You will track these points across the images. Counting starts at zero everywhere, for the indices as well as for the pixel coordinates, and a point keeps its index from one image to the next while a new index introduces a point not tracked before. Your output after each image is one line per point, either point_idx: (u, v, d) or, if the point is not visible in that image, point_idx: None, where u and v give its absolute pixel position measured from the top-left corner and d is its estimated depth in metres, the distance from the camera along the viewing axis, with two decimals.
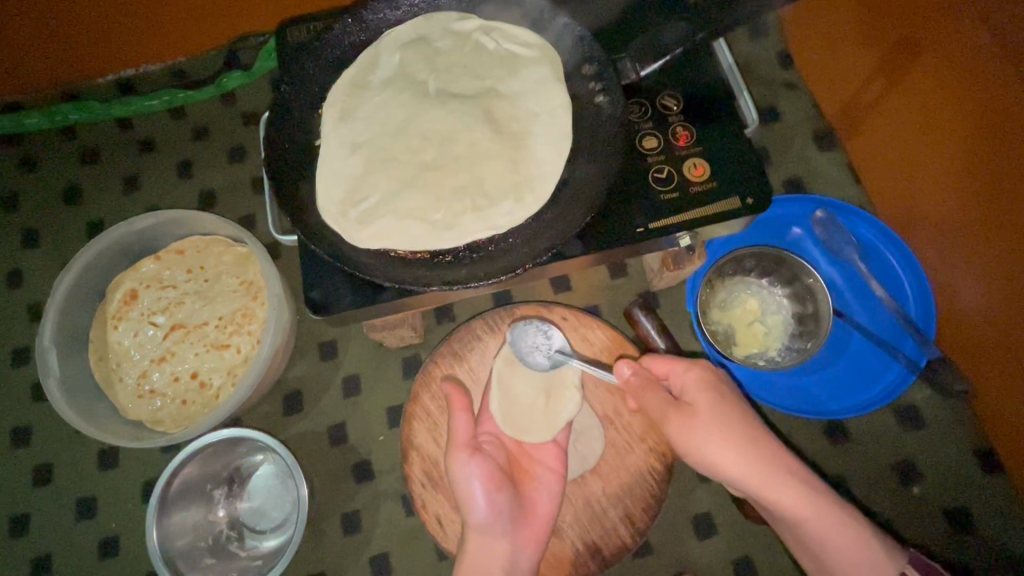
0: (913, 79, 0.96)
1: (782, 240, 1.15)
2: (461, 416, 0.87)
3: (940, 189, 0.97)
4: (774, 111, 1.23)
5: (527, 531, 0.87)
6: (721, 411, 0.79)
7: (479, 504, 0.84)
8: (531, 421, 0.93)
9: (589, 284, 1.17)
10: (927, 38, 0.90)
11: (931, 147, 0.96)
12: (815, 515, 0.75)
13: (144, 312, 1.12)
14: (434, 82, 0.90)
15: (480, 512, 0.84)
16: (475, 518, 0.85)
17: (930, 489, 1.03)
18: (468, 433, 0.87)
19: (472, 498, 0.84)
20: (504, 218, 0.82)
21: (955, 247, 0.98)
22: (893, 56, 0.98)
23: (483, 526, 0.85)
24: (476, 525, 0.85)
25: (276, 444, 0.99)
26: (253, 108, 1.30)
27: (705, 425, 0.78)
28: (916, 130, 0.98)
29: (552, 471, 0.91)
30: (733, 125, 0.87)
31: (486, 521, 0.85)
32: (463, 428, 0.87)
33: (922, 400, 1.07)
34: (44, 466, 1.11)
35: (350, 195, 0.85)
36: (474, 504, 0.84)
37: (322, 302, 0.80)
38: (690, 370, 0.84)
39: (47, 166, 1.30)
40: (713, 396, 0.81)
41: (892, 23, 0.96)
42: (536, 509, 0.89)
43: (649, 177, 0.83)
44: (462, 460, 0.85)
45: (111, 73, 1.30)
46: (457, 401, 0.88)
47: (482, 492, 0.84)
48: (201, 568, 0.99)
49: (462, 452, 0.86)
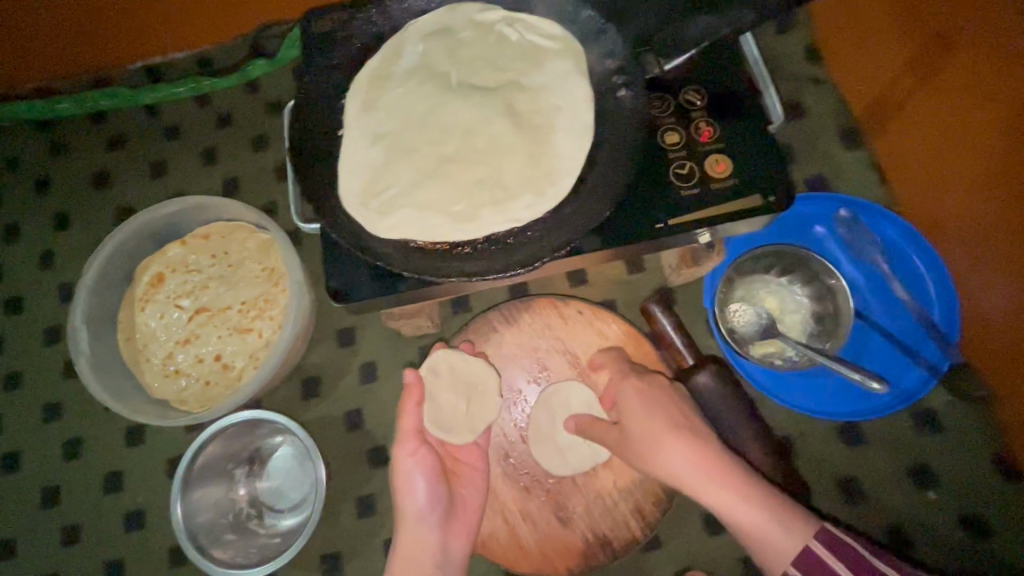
0: (945, 77, 0.93)
1: (804, 239, 1.13)
2: (414, 407, 0.85)
3: (968, 193, 0.94)
4: (800, 107, 1.21)
5: (458, 523, 0.89)
6: (644, 420, 0.84)
7: (417, 495, 0.86)
8: (450, 422, 0.90)
9: (605, 278, 1.17)
10: (961, 37, 0.87)
11: (960, 145, 0.93)
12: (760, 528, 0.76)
13: (170, 295, 1.15)
14: (457, 73, 0.90)
15: (421, 504, 0.86)
16: (406, 510, 0.87)
17: (947, 494, 1.02)
18: (417, 423, 0.85)
19: (411, 488, 0.86)
20: (524, 212, 0.82)
21: (981, 251, 0.96)
22: (925, 54, 0.95)
23: (421, 514, 0.87)
24: (403, 517, 0.87)
25: (295, 427, 1.02)
26: (276, 96, 1.32)
27: (631, 435, 0.85)
28: (947, 131, 0.96)
29: (475, 468, 0.93)
30: (757, 122, 0.86)
31: (423, 510, 0.86)
32: (409, 417, 0.85)
33: (943, 405, 1.05)
34: (75, 440, 1.16)
35: (372, 184, 0.87)
36: (414, 494, 0.86)
37: (342, 289, 0.81)
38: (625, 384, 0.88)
39: (78, 151, 1.33)
40: (640, 403, 0.86)
41: (925, 20, 0.93)
42: (467, 503, 0.91)
43: (670, 174, 0.83)
44: (406, 451, 0.86)
45: (139, 59, 1.33)
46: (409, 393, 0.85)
47: (408, 483, 0.86)
48: (222, 543, 1.02)
49: (413, 441, 0.86)
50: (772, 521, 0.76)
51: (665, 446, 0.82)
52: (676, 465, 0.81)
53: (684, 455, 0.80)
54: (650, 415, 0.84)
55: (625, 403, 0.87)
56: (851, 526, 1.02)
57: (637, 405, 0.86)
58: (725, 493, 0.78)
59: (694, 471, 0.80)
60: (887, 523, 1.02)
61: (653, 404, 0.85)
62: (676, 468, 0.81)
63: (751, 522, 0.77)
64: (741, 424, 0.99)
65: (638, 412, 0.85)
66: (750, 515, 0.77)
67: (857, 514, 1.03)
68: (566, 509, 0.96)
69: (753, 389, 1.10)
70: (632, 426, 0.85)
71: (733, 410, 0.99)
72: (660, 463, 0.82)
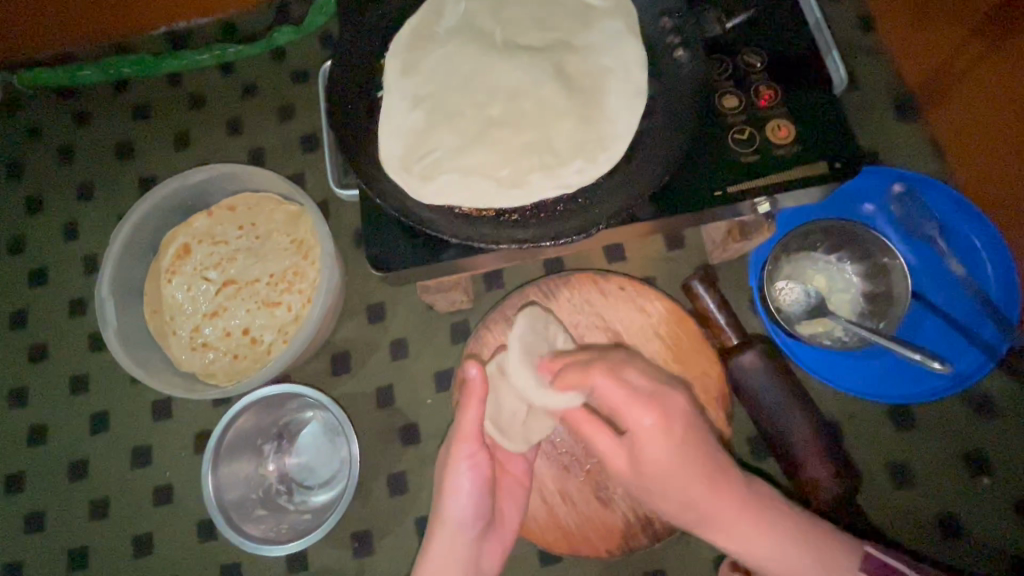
0: (1008, 49, 0.88)
1: (853, 216, 1.08)
2: (474, 406, 0.76)
3: None
4: (851, 78, 1.16)
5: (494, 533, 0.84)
6: (691, 478, 0.69)
7: (463, 501, 0.78)
8: (504, 424, 0.86)
9: (644, 255, 1.13)
10: None
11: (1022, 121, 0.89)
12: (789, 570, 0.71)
13: (197, 267, 1.12)
14: (502, 33, 0.86)
15: (465, 511, 0.78)
16: (445, 520, 0.78)
17: (1000, 481, 0.99)
18: (478, 427, 0.77)
19: (456, 495, 0.78)
20: (575, 177, 0.78)
21: None
22: (987, 23, 0.90)
23: (463, 520, 0.78)
24: (441, 528, 0.78)
25: (327, 401, 1.00)
26: (303, 64, 1.28)
27: (659, 483, 0.70)
28: (1007, 106, 0.91)
29: (516, 478, 0.88)
30: (822, 84, 0.81)
31: (466, 515, 0.78)
32: (467, 420, 0.77)
33: (997, 388, 1.02)
34: (101, 413, 1.14)
35: (413, 149, 0.83)
36: (460, 496, 0.78)
37: (382, 257, 0.77)
38: (645, 416, 0.70)
39: (100, 120, 1.30)
40: (675, 452, 0.69)
41: None
42: (504, 516, 0.86)
43: (728, 139, 0.78)
44: (458, 454, 0.78)
45: (163, 26, 1.29)
46: (472, 395, 0.76)
47: (450, 491, 0.78)
48: (253, 519, 1.00)
49: (466, 445, 0.77)
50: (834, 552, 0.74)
51: (713, 500, 0.70)
52: (741, 529, 0.70)
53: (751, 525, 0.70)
54: (693, 467, 0.69)
55: (651, 449, 0.70)
56: (900, 512, 0.99)
57: (669, 456, 0.69)
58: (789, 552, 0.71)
59: (761, 539, 0.70)
60: (938, 510, 0.99)
61: (694, 457, 0.69)
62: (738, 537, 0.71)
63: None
64: (789, 403, 0.94)
65: (674, 465, 0.69)
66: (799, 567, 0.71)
67: (905, 500, 1.00)
68: (607, 489, 0.91)
69: (798, 370, 1.06)
70: (661, 477, 0.69)
71: (779, 388, 0.95)
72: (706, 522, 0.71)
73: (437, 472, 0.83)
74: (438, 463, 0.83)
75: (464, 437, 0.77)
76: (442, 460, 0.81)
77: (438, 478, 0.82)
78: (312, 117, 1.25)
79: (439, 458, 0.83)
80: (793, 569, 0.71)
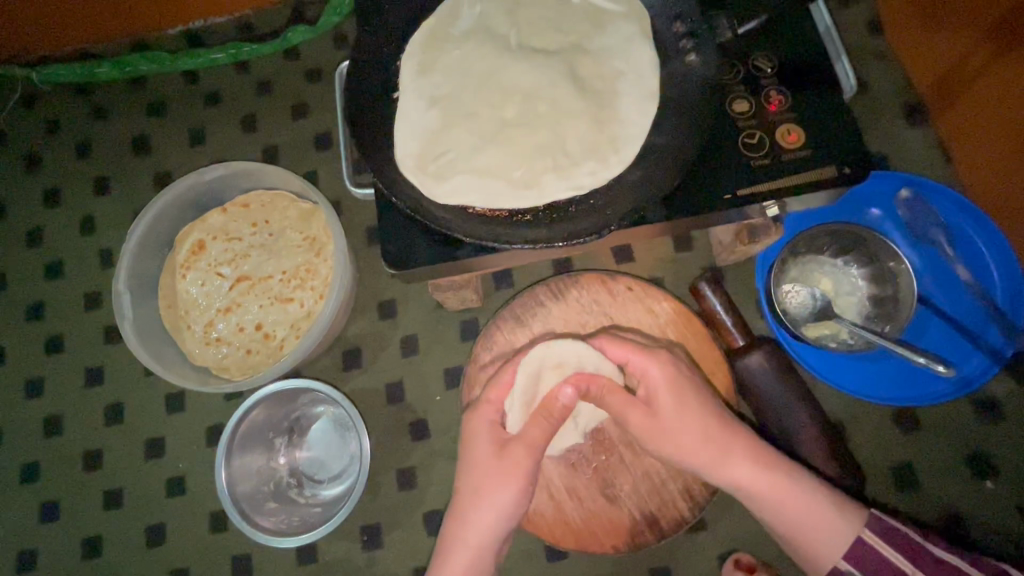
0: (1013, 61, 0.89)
1: (860, 220, 1.09)
2: (545, 422, 0.74)
3: None
4: (860, 83, 1.17)
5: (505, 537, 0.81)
6: (696, 416, 0.77)
7: (497, 508, 0.74)
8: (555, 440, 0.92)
9: (652, 255, 1.14)
10: None
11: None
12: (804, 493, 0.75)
13: (211, 263, 1.14)
14: (517, 36, 0.87)
15: (510, 517, 0.75)
16: (483, 518, 0.74)
17: (1004, 482, 1.00)
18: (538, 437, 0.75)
19: (507, 502, 0.74)
20: (587, 179, 0.80)
21: None
22: (995, 34, 0.91)
23: (490, 525, 0.74)
24: (467, 525, 0.74)
25: (338, 396, 1.02)
26: (317, 63, 1.29)
27: (672, 421, 0.76)
28: (1012, 115, 0.92)
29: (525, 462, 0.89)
30: (833, 90, 0.82)
31: (495, 522, 0.74)
32: (533, 430, 0.75)
33: (1002, 391, 1.03)
34: (116, 405, 1.16)
35: (428, 149, 0.84)
36: (492, 502, 0.74)
37: (397, 256, 0.79)
38: (652, 366, 0.78)
39: (117, 116, 1.32)
40: (675, 395, 0.77)
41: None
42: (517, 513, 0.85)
43: (739, 143, 0.80)
44: (520, 459, 0.74)
45: (179, 24, 1.31)
46: (550, 411, 0.74)
47: (500, 494, 0.74)
48: (265, 511, 1.02)
49: (531, 454, 0.75)
50: (831, 511, 0.75)
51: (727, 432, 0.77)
52: (730, 465, 0.76)
53: (741, 459, 0.76)
54: (692, 408, 0.77)
55: (657, 394, 0.78)
56: (905, 512, 1.00)
57: (672, 397, 0.77)
58: (785, 491, 0.75)
59: (756, 472, 0.76)
60: (942, 511, 1.00)
61: (692, 399, 0.77)
62: (732, 472, 0.76)
63: (811, 520, 0.74)
64: (794, 405, 0.96)
65: (681, 403, 0.77)
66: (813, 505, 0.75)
67: (910, 501, 1.01)
68: (613, 486, 0.92)
69: (805, 372, 1.07)
70: (679, 416, 0.77)
71: (785, 390, 0.96)
72: (708, 461, 0.77)
73: (465, 470, 0.77)
74: (465, 453, 0.78)
75: (524, 446, 0.74)
76: (481, 460, 0.76)
77: (466, 471, 0.77)
78: (325, 115, 1.27)
79: (469, 451, 0.78)
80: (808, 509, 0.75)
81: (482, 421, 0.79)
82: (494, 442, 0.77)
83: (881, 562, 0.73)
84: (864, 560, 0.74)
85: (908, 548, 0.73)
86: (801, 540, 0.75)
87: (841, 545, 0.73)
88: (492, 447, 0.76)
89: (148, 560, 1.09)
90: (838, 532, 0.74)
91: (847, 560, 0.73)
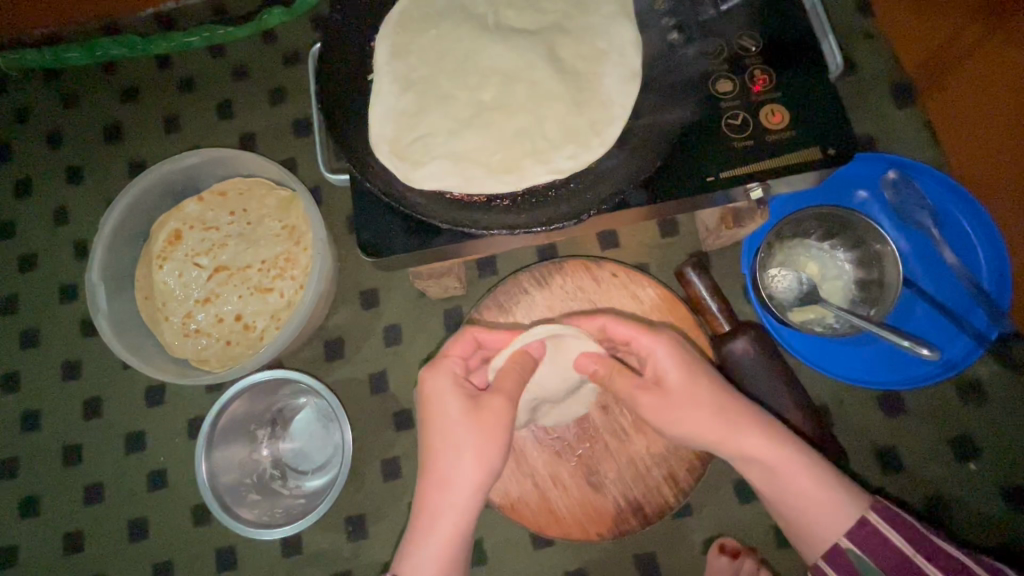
0: (988, 50, 0.90)
1: (846, 203, 1.08)
2: (515, 372, 0.77)
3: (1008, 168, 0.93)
4: (848, 64, 1.15)
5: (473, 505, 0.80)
6: (706, 399, 0.75)
7: (469, 465, 0.70)
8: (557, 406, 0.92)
9: (638, 242, 1.13)
10: (1008, 9, 0.83)
11: (1003, 120, 0.91)
12: (807, 474, 0.73)
13: (188, 252, 1.11)
14: (495, 15, 0.85)
15: (490, 473, 0.71)
16: (464, 477, 0.70)
17: (987, 465, 1.00)
18: (513, 384, 0.75)
19: (488, 461, 0.70)
20: (567, 163, 0.78)
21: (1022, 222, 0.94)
22: (971, 24, 0.91)
23: (463, 481, 0.70)
24: (450, 485, 0.70)
25: (320, 387, 1.00)
26: (295, 46, 1.26)
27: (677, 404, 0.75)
28: (991, 105, 0.93)
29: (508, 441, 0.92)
30: (817, 70, 0.80)
31: (467, 478, 0.70)
32: (505, 380, 0.75)
33: (988, 374, 1.03)
34: (94, 398, 1.14)
35: (402, 133, 0.82)
36: (461, 461, 0.70)
37: (373, 244, 0.77)
38: (658, 345, 0.77)
39: (88, 103, 1.28)
40: (685, 375, 0.76)
41: None
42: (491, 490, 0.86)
43: (722, 124, 0.77)
44: (494, 409, 0.72)
45: (151, 6, 1.27)
46: (520, 363, 0.78)
47: (478, 451, 0.70)
48: (248, 503, 1.01)
49: (507, 402, 0.73)
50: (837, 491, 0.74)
51: (739, 415, 0.74)
52: (736, 436, 0.73)
53: (749, 435, 0.73)
54: (702, 388, 0.75)
55: (665, 374, 0.77)
56: (888, 496, 1.01)
57: (681, 375, 0.76)
58: (790, 468, 0.73)
59: (766, 449, 0.73)
60: (925, 493, 1.00)
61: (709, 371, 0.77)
62: (738, 450, 0.74)
63: (811, 498, 0.73)
64: (780, 390, 0.95)
65: (690, 385, 0.75)
66: (817, 491, 0.73)
67: (895, 484, 1.01)
68: (598, 474, 0.92)
69: (790, 357, 1.06)
70: (684, 404, 0.74)
71: (770, 375, 0.95)
72: (718, 439, 0.74)
73: (432, 432, 0.72)
74: (430, 412, 0.73)
75: (500, 395, 0.73)
76: (451, 422, 0.71)
77: (436, 435, 0.72)
78: (304, 100, 1.24)
79: (434, 413, 0.73)
80: (815, 492, 0.73)
81: (445, 377, 0.75)
82: (464, 397, 0.73)
83: (887, 550, 0.71)
84: (869, 543, 0.72)
85: (917, 539, 0.70)
86: (803, 519, 0.74)
87: (843, 526, 0.72)
88: (463, 403, 0.72)
89: (130, 555, 1.08)
90: (840, 514, 0.73)
91: (852, 539, 0.72)
